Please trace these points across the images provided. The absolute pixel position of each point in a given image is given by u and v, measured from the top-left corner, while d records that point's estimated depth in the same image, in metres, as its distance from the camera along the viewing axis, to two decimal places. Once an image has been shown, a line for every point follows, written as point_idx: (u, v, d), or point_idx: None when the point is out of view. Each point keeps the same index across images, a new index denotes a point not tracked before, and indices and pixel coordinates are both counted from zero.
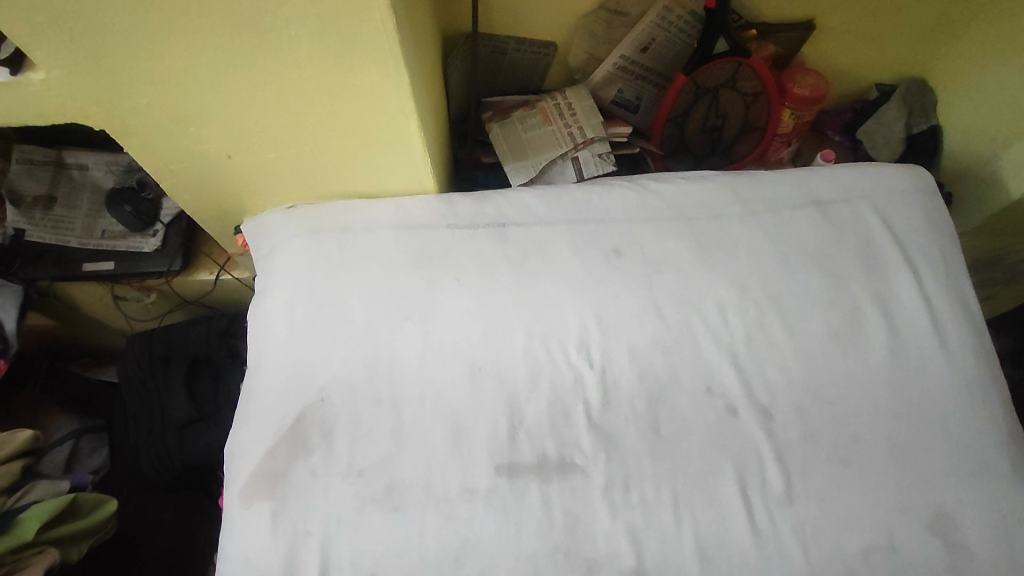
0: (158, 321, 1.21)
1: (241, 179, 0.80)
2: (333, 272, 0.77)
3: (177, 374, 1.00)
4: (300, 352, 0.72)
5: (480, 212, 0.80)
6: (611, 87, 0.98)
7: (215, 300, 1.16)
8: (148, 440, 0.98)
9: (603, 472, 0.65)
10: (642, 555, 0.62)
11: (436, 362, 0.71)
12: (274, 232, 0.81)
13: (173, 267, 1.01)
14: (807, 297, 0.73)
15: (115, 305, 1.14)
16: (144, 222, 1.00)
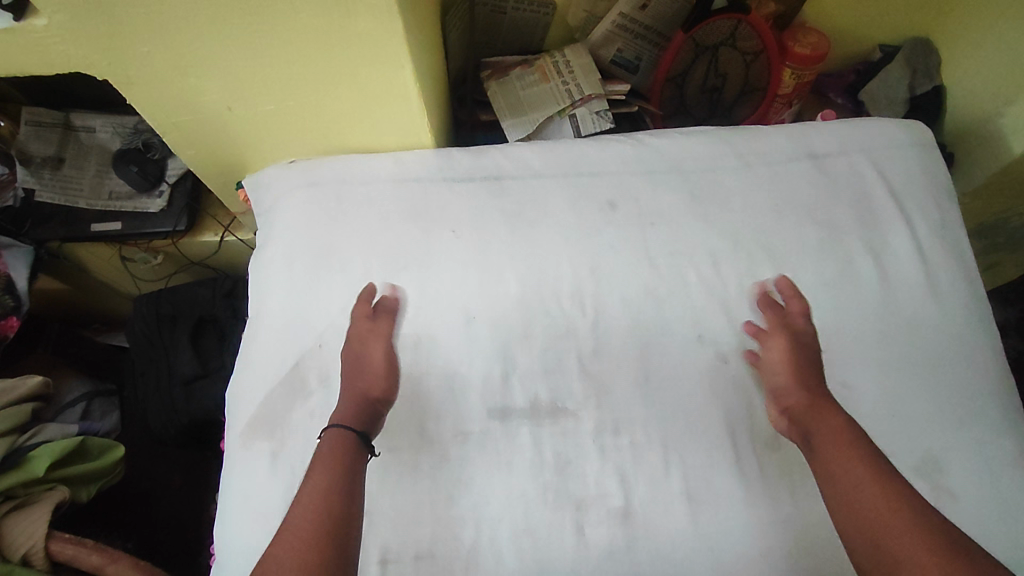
0: (164, 284, 1.23)
1: (240, 132, 0.82)
2: (332, 224, 0.78)
3: (182, 332, 1.02)
4: (300, 299, 0.74)
5: (476, 165, 0.81)
6: (609, 46, 0.98)
7: (220, 263, 1.18)
8: (156, 396, 1.00)
9: (593, 415, 0.66)
10: (630, 495, 0.63)
11: (431, 310, 0.72)
12: (274, 184, 0.82)
13: (179, 227, 1.03)
14: (800, 249, 0.73)
15: (124, 268, 1.16)
16: (151, 181, 1.02)
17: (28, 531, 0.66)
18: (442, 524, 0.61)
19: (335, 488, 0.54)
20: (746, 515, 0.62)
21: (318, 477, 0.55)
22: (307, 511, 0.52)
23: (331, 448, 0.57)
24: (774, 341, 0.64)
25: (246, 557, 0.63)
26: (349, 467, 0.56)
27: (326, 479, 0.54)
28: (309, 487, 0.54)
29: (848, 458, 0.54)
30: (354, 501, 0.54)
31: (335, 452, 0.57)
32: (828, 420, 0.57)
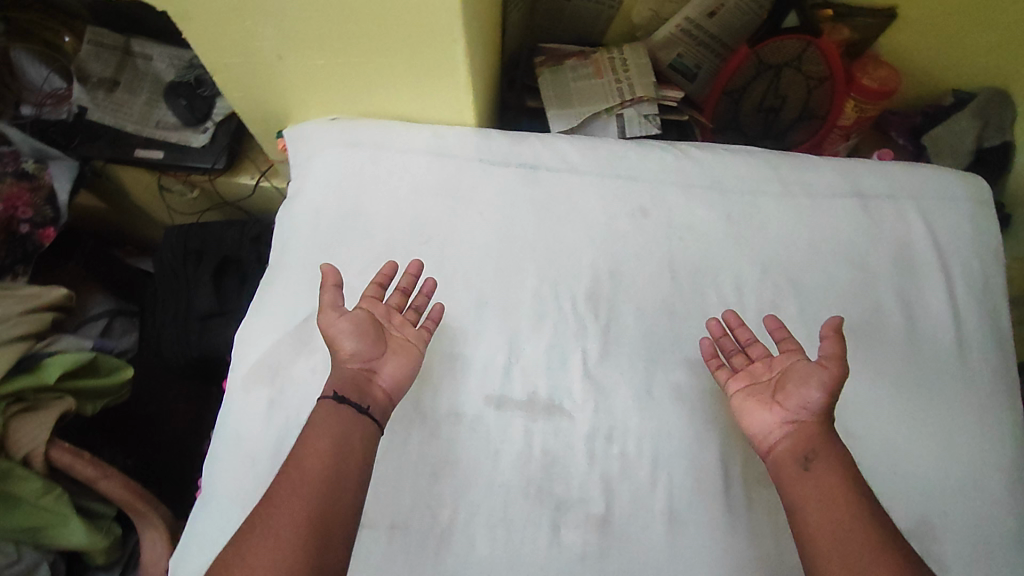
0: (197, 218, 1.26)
1: (284, 81, 0.82)
2: (363, 186, 0.79)
3: (206, 268, 1.05)
4: (319, 257, 0.75)
5: (514, 152, 0.80)
6: (670, 49, 0.95)
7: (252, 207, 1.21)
8: (172, 326, 1.02)
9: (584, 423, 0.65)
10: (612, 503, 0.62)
11: (443, 288, 0.72)
12: (313, 139, 0.83)
13: (217, 165, 1.04)
14: (829, 290, 0.71)
15: (162, 200, 1.20)
16: (197, 117, 1.05)
17: (30, 435, 0.68)
18: (419, 498, 0.62)
19: (332, 474, 0.54)
20: (725, 542, 0.61)
21: (318, 456, 0.55)
22: (298, 499, 0.52)
23: (332, 423, 0.57)
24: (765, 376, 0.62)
25: (227, 495, 0.65)
26: (352, 443, 0.57)
27: (331, 458, 0.55)
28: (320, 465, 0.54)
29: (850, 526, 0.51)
30: (347, 477, 0.55)
31: (344, 424, 0.57)
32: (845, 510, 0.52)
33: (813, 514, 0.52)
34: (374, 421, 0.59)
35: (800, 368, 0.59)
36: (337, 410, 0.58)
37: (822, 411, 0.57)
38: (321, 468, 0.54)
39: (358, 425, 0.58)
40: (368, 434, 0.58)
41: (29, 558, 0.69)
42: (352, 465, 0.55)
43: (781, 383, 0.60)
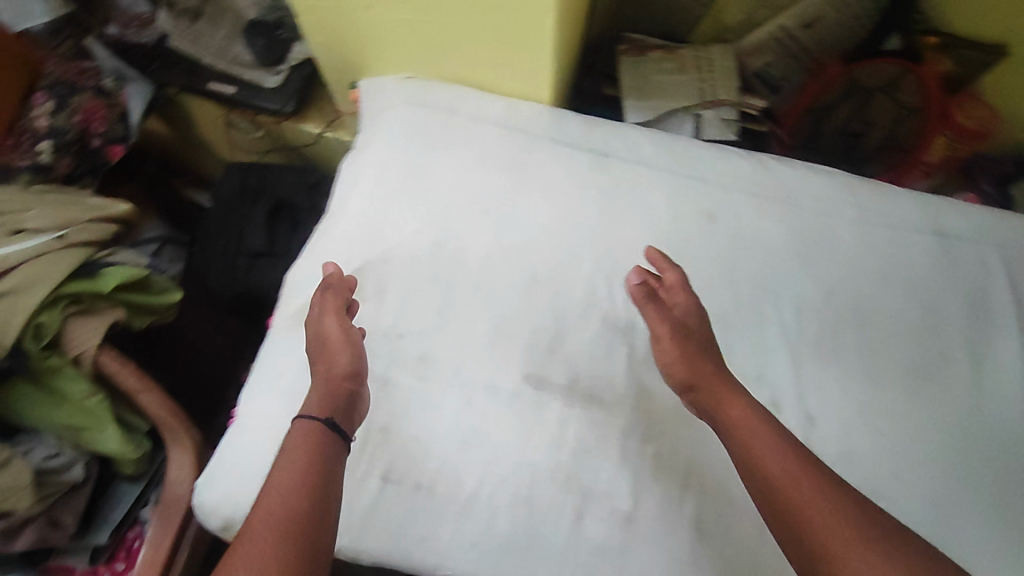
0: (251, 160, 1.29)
1: (369, 34, 0.82)
2: (430, 148, 0.78)
3: (261, 208, 1.06)
4: (377, 211, 0.75)
5: (586, 135, 0.78)
6: (760, 56, 0.93)
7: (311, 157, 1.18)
8: (221, 258, 1.04)
9: (627, 412, 0.65)
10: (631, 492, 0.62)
11: (498, 262, 0.72)
12: (388, 94, 0.84)
13: (286, 108, 1.05)
14: (854, 312, 0.69)
15: (225, 134, 1.20)
16: (273, 58, 1.07)
17: (84, 337, 0.70)
18: (448, 464, 0.62)
19: (312, 481, 0.50)
20: (728, 547, 0.60)
21: (291, 470, 0.50)
22: (266, 534, 0.45)
23: (303, 440, 0.54)
24: (654, 311, 0.65)
25: (262, 430, 0.66)
26: (327, 454, 0.53)
27: (299, 486, 0.49)
28: (285, 494, 0.48)
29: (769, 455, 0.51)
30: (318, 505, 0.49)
31: (311, 448, 0.53)
32: (772, 457, 0.51)
33: (750, 484, 0.51)
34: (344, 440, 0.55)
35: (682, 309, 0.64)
36: (307, 424, 0.55)
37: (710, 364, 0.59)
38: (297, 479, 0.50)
39: (328, 434, 0.54)
40: (337, 445, 0.55)
41: (68, 453, 0.73)
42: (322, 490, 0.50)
43: (677, 323, 0.63)
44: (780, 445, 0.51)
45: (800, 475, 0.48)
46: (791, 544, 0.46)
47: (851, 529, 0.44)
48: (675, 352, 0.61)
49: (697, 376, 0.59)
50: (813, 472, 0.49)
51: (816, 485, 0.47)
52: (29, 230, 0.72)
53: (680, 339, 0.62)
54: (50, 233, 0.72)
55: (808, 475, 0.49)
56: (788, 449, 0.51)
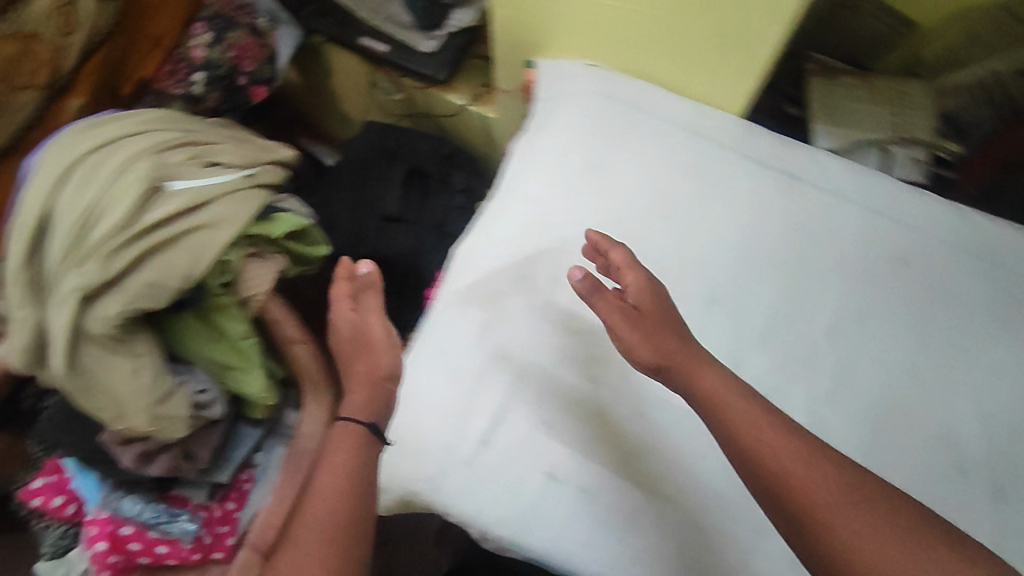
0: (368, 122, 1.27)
1: (563, 17, 0.79)
2: (613, 143, 0.76)
3: (397, 172, 1.06)
4: (554, 201, 0.74)
5: (777, 154, 0.74)
6: (955, 97, 0.85)
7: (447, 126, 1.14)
8: (350, 215, 1.03)
9: (588, 377, 0.66)
10: (593, 450, 0.63)
11: (675, 271, 0.70)
12: (569, 79, 0.80)
13: (438, 76, 1.03)
14: (813, 312, 0.67)
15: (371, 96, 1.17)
16: (432, 23, 1.02)
17: (255, 281, 0.69)
18: (609, 469, 0.62)
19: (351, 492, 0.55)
20: (673, 522, 0.60)
21: (331, 475, 0.56)
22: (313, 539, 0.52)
23: (343, 445, 0.58)
24: (608, 301, 0.55)
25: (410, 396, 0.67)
26: (363, 460, 0.58)
27: (336, 491, 0.55)
28: (321, 502, 0.54)
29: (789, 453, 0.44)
30: (354, 506, 0.55)
31: (349, 450, 0.58)
32: (748, 421, 0.47)
33: (728, 445, 0.47)
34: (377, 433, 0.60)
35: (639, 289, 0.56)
36: (351, 428, 0.60)
37: (664, 336, 0.52)
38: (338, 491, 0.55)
39: (366, 443, 0.59)
40: (372, 445, 0.59)
41: (216, 390, 0.73)
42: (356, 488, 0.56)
43: (636, 310, 0.54)
44: (793, 441, 0.45)
45: (777, 432, 0.45)
46: (779, 512, 0.44)
47: (826, 476, 0.43)
48: (642, 338, 0.53)
49: (662, 354, 0.52)
50: (788, 427, 0.46)
51: (824, 470, 0.43)
52: (221, 165, 0.67)
53: (636, 326, 0.54)
54: (239, 170, 0.68)
55: (775, 427, 0.46)
56: (803, 444, 0.45)
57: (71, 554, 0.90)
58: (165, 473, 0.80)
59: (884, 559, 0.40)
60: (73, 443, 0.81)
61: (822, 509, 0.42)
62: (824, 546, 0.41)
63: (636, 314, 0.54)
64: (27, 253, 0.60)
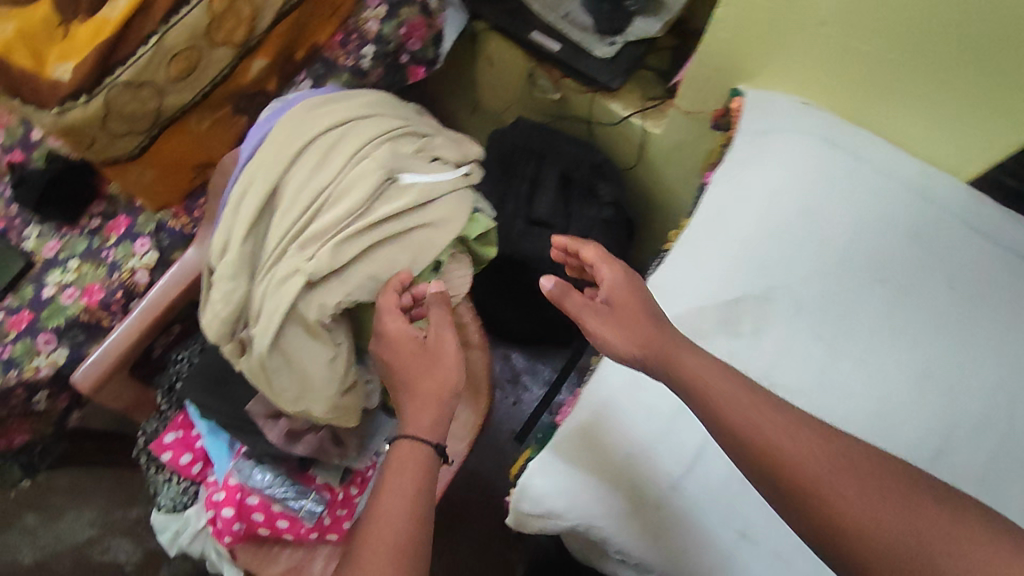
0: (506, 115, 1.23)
1: (791, 50, 0.75)
2: (830, 191, 0.72)
3: (549, 176, 1.05)
4: (761, 246, 0.71)
5: (1006, 229, 0.70)
6: None
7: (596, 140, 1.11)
8: (501, 214, 1.05)
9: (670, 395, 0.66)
10: (699, 471, 0.64)
11: (885, 338, 0.67)
12: (785, 116, 0.77)
13: (611, 84, 0.99)
14: (881, 357, 0.67)
15: (525, 92, 1.14)
16: (614, 28, 0.99)
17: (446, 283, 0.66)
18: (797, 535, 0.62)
19: (416, 509, 0.50)
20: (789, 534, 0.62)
21: (399, 500, 0.50)
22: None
23: (403, 463, 0.52)
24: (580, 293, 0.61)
25: (594, 410, 0.68)
26: (423, 481, 0.52)
27: (407, 520, 0.49)
28: (390, 533, 0.48)
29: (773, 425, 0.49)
30: (422, 537, 0.49)
31: (415, 475, 0.52)
32: (728, 399, 0.51)
33: (717, 433, 0.51)
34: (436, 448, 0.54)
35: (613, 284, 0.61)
36: (410, 447, 0.53)
37: (640, 323, 0.58)
38: (403, 509, 0.50)
39: (423, 460, 0.52)
40: (429, 460, 0.53)
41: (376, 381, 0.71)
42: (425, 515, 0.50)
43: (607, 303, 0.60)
44: (785, 421, 0.49)
45: (777, 426, 0.48)
46: (778, 494, 0.47)
47: (832, 463, 0.46)
48: (621, 336, 0.58)
49: (643, 347, 0.57)
50: (769, 406, 0.50)
51: (812, 437, 0.48)
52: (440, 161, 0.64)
53: (610, 320, 0.59)
54: (456, 168, 0.65)
55: (763, 410, 0.50)
56: (795, 423, 0.49)
57: (189, 511, 0.90)
58: (309, 454, 0.80)
59: (877, 523, 0.43)
60: (219, 410, 0.81)
61: (825, 489, 0.45)
62: (813, 512, 0.45)
63: (609, 310, 0.60)
64: (251, 227, 0.60)
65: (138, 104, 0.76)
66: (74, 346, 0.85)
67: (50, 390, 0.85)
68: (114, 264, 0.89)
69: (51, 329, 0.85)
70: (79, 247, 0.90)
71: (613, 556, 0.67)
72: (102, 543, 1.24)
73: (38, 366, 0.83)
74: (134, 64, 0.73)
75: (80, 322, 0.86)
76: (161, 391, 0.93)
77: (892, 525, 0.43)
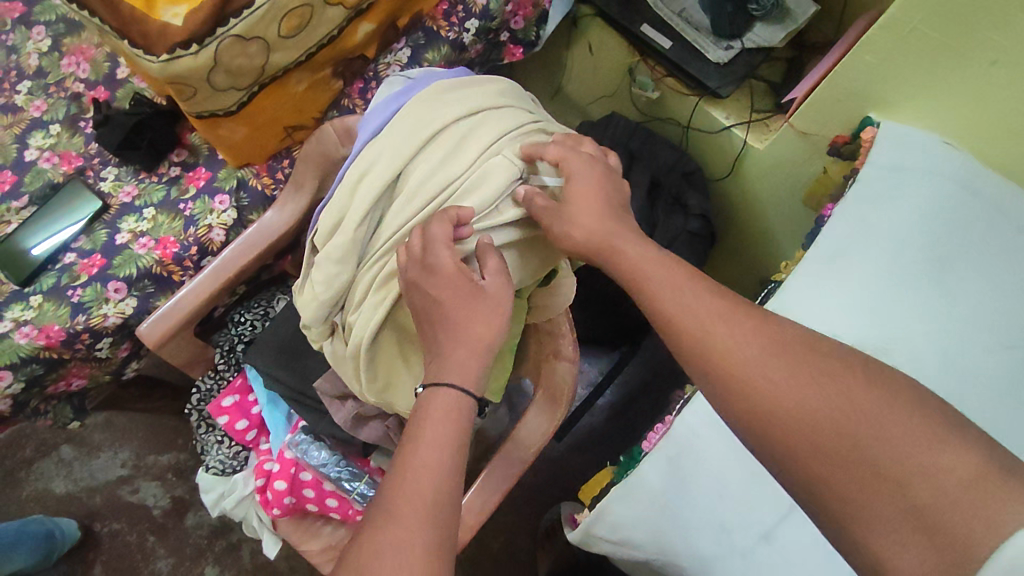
0: (593, 107, 1.19)
1: (943, 84, 0.69)
2: (965, 242, 0.67)
3: (641, 179, 1.00)
4: (884, 292, 0.66)
5: None
6: None
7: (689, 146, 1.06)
8: None
9: None
10: (792, 523, 0.58)
11: (1007, 407, 0.62)
12: (923, 156, 0.72)
13: (720, 91, 0.94)
14: (1003, 426, 0.61)
15: (625, 86, 1.09)
16: (732, 31, 0.93)
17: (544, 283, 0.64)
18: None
19: (449, 457, 0.47)
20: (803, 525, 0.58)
21: (436, 446, 0.47)
22: (418, 522, 0.43)
23: (445, 413, 0.49)
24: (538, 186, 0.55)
25: (681, 441, 0.62)
26: (461, 432, 0.49)
27: (443, 470, 0.46)
28: (424, 477, 0.45)
29: (729, 331, 0.45)
30: (455, 485, 0.46)
31: (452, 422, 0.48)
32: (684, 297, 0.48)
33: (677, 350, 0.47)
34: (474, 398, 0.50)
35: (581, 181, 0.55)
36: (448, 395, 0.49)
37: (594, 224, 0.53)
38: (434, 454, 0.46)
39: (466, 411, 0.49)
40: (470, 412, 0.50)
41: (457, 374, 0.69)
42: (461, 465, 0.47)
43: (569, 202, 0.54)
44: (754, 335, 0.45)
45: (716, 315, 0.46)
46: (739, 416, 0.44)
47: (763, 348, 0.44)
48: (571, 231, 0.53)
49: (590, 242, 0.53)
50: (727, 310, 0.47)
51: (762, 342, 0.44)
52: None
53: (563, 215, 0.54)
54: None
55: (732, 322, 0.46)
56: (753, 332, 0.45)
57: (236, 476, 0.88)
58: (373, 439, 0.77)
59: (803, 410, 0.41)
60: (288, 381, 0.79)
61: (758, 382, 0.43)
62: (753, 412, 0.43)
63: (564, 205, 0.54)
64: (371, 206, 0.57)
65: (246, 58, 0.74)
66: (143, 297, 0.83)
67: (114, 337, 0.83)
68: (191, 219, 0.86)
69: (121, 278, 0.83)
70: (156, 195, 0.87)
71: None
72: (133, 485, 1.24)
73: (106, 315, 0.81)
74: (247, 18, 0.70)
75: (151, 274, 0.84)
76: (219, 351, 0.89)
77: (818, 413, 0.41)
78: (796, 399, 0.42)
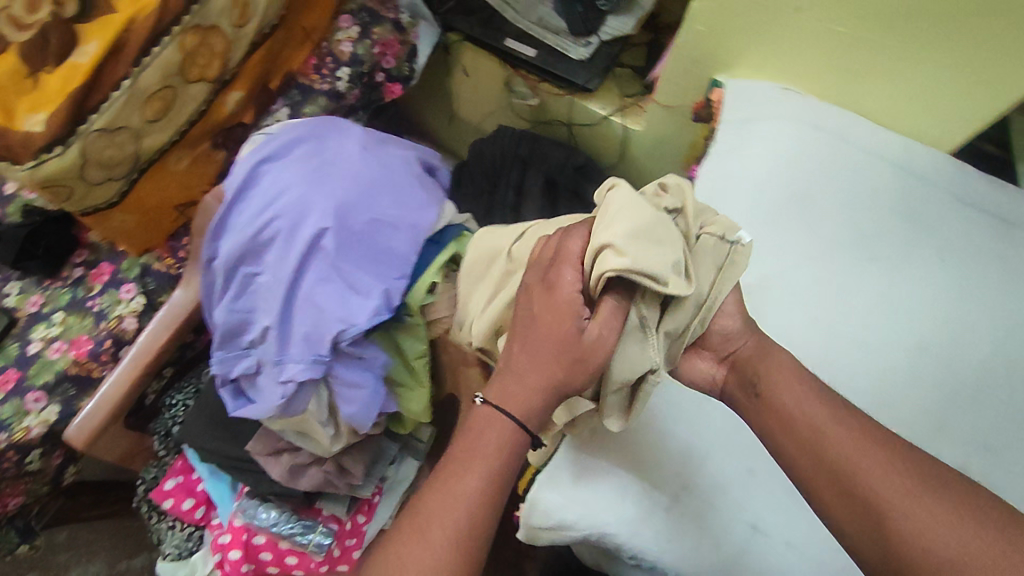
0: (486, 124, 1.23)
1: (766, 37, 0.75)
2: (818, 172, 0.71)
3: (534, 181, 1.03)
4: (754, 234, 0.70)
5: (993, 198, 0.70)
6: None
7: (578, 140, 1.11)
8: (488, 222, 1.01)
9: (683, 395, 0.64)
10: (708, 468, 0.61)
11: (881, 314, 0.65)
12: (765, 103, 0.76)
13: (589, 84, 0.98)
14: (876, 332, 0.65)
15: (507, 99, 1.13)
16: (587, 28, 0.98)
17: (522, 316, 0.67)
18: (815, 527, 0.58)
19: (493, 487, 0.48)
20: (726, 471, 0.61)
21: (472, 467, 0.49)
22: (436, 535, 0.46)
23: (490, 435, 0.50)
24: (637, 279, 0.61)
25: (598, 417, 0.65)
26: (512, 469, 0.50)
27: (474, 496, 0.48)
28: (453, 496, 0.48)
29: (848, 438, 0.49)
30: (484, 509, 0.48)
31: (498, 448, 0.50)
32: (807, 405, 0.51)
33: (791, 449, 0.51)
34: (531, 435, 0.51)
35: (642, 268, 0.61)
36: (495, 419, 0.50)
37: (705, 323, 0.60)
38: (479, 484, 0.48)
39: (519, 445, 0.50)
40: (523, 447, 0.51)
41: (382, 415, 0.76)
42: (496, 492, 0.49)
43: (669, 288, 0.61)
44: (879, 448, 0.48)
45: (828, 418, 0.50)
46: (844, 507, 0.47)
47: (881, 459, 0.47)
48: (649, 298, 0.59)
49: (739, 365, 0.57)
50: (846, 420, 0.50)
51: (883, 452, 0.47)
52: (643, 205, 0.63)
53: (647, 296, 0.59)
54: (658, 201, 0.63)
55: (842, 421, 0.50)
56: (878, 443, 0.48)
57: (196, 556, 0.87)
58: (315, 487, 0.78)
59: (932, 528, 0.43)
60: (219, 449, 0.80)
61: (831, 440, 0.49)
62: (863, 512, 0.46)
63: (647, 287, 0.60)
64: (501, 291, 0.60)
65: (115, 148, 0.76)
66: (65, 401, 0.83)
67: (43, 447, 0.82)
68: (101, 313, 0.86)
69: (39, 386, 0.82)
70: (62, 299, 0.88)
71: (629, 561, 0.64)
72: None
73: (29, 427, 0.80)
74: (107, 110, 0.73)
75: (69, 375, 0.83)
76: (157, 438, 0.89)
77: (940, 525, 0.43)
78: (913, 508, 0.44)
